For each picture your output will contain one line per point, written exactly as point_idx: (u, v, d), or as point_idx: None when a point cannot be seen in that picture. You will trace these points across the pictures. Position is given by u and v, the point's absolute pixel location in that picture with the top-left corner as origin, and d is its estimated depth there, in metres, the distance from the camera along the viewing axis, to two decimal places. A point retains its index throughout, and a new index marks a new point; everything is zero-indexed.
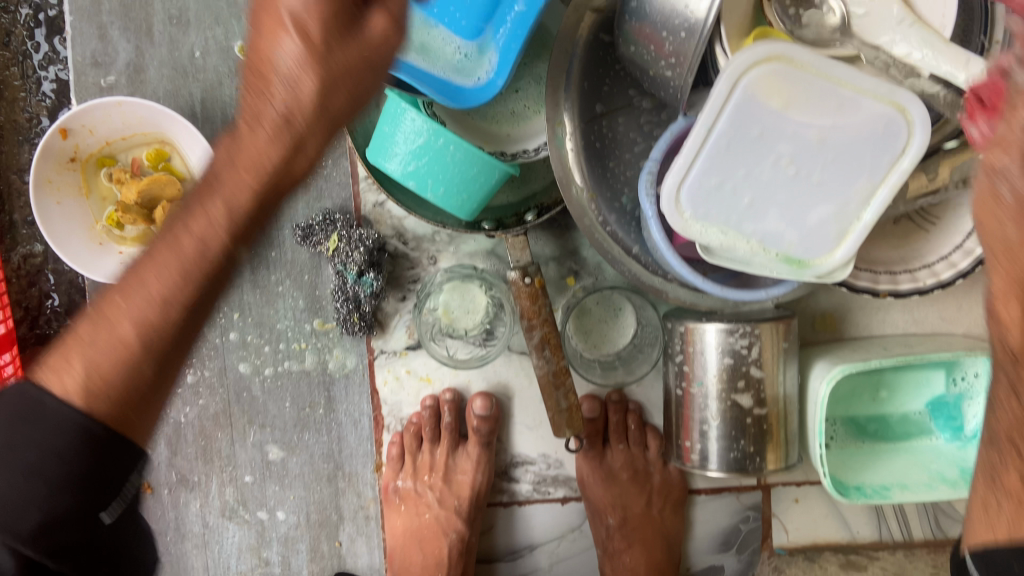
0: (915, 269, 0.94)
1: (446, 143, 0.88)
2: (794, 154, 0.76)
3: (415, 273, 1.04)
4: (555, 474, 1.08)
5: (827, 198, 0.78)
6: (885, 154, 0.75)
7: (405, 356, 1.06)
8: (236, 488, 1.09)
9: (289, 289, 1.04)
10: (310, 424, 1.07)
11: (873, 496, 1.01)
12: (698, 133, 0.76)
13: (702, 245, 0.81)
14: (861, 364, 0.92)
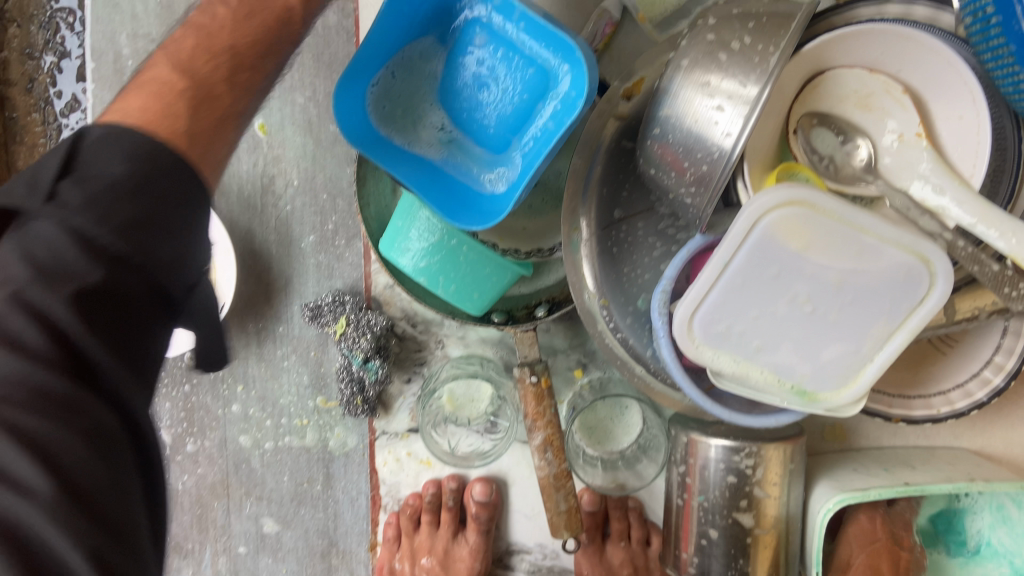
0: (929, 395, 0.93)
1: (460, 243, 0.88)
2: (810, 293, 0.75)
3: (422, 356, 1.04)
4: (550, 565, 1.08)
5: (843, 338, 0.77)
6: (905, 301, 0.74)
7: (406, 438, 1.05)
8: (229, 558, 1.08)
9: (294, 365, 1.04)
10: (307, 500, 1.06)
11: None
12: (713, 267, 0.75)
13: (713, 369, 0.81)
14: (861, 493, 0.91)
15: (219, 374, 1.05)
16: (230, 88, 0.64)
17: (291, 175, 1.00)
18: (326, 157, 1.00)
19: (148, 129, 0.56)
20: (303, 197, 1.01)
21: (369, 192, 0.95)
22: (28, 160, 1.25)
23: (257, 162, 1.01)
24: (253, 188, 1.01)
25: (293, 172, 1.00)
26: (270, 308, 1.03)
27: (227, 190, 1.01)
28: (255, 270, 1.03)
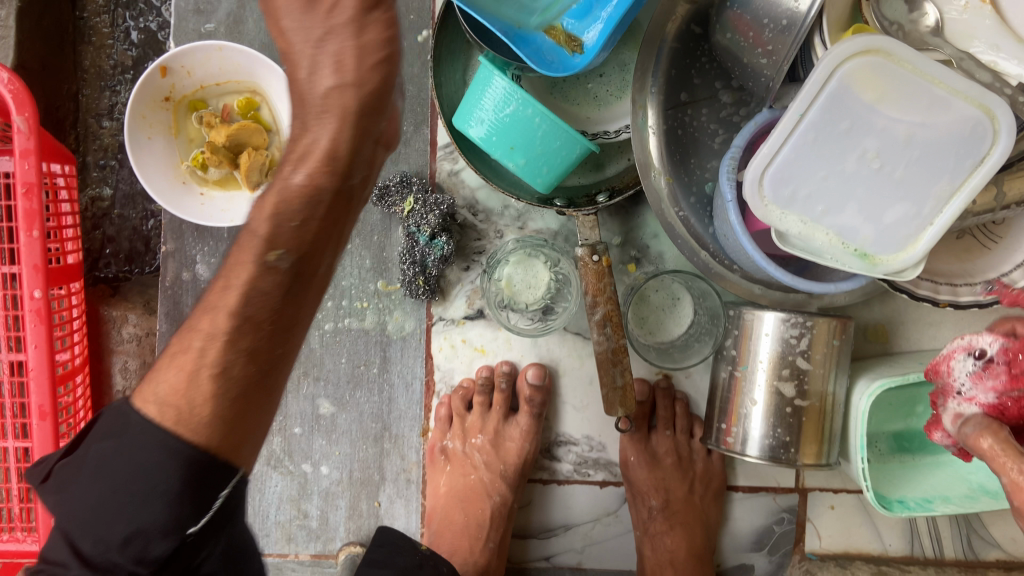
0: (976, 282, 0.99)
1: (534, 115, 0.90)
2: (880, 148, 0.79)
3: (481, 244, 1.07)
4: (597, 456, 1.10)
5: (907, 197, 0.81)
6: (969, 157, 0.78)
7: (462, 325, 1.08)
8: (284, 439, 1.11)
9: (357, 248, 1.07)
10: (363, 382, 1.09)
11: (916, 508, 1.02)
12: (788, 118, 0.79)
13: (779, 231, 0.84)
14: (903, 379, 0.96)
15: None
16: (263, 365, 0.64)
17: None
18: (399, 43, 1.04)
19: (138, 410, 0.62)
20: None
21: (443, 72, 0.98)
22: (95, 60, 1.29)
23: None
24: None
25: None
26: None
27: None
28: None
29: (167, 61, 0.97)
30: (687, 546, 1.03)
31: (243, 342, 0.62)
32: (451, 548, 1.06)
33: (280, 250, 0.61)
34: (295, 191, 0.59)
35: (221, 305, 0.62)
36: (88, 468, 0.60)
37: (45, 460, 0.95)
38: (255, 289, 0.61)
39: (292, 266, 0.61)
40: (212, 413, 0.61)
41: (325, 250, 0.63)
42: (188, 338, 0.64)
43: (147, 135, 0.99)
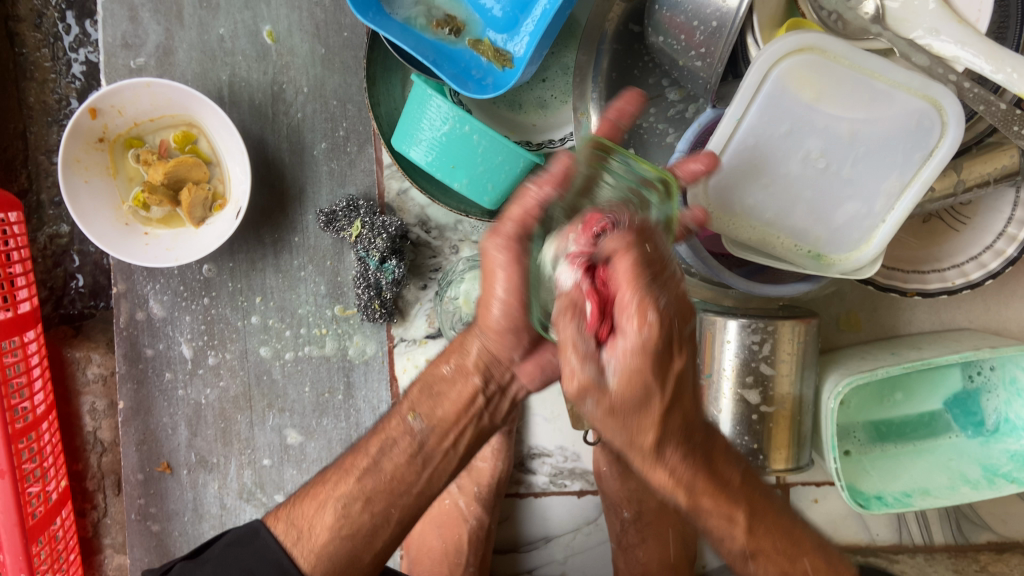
0: (944, 268, 0.95)
1: (471, 132, 0.87)
2: (824, 148, 0.75)
3: (437, 262, 1.04)
4: (572, 467, 1.08)
5: (857, 196, 0.78)
6: (918, 150, 0.75)
7: (424, 344, 1.06)
8: (254, 471, 1.09)
9: (311, 275, 1.05)
10: (329, 410, 1.08)
11: (894, 504, 1.00)
12: (726, 124, 0.75)
13: (729, 238, 0.81)
14: (868, 376, 0.92)
15: (236, 287, 1.05)
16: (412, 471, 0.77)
17: (300, 82, 1.01)
18: (335, 62, 1.01)
19: (269, 528, 0.78)
20: (313, 104, 1.02)
21: (379, 91, 0.95)
22: (39, 96, 1.19)
23: (266, 70, 1.01)
24: (263, 96, 1.01)
25: (302, 79, 1.01)
26: (285, 218, 1.04)
27: (236, 99, 1.01)
28: (268, 180, 1.03)
29: (95, 103, 0.94)
30: (660, 558, 1.04)
31: (377, 504, 0.76)
32: (431, 573, 1.04)
33: (417, 414, 0.78)
34: (473, 367, 0.76)
35: (362, 451, 0.79)
36: (206, 569, 0.77)
37: (8, 514, 0.98)
38: (396, 483, 0.76)
39: (423, 433, 0.77)
40: (324, 546, 0.75)
41: (447, 457, 0.78)
42: (329, 474, 0.79)
43: (84, 178, 0.96)
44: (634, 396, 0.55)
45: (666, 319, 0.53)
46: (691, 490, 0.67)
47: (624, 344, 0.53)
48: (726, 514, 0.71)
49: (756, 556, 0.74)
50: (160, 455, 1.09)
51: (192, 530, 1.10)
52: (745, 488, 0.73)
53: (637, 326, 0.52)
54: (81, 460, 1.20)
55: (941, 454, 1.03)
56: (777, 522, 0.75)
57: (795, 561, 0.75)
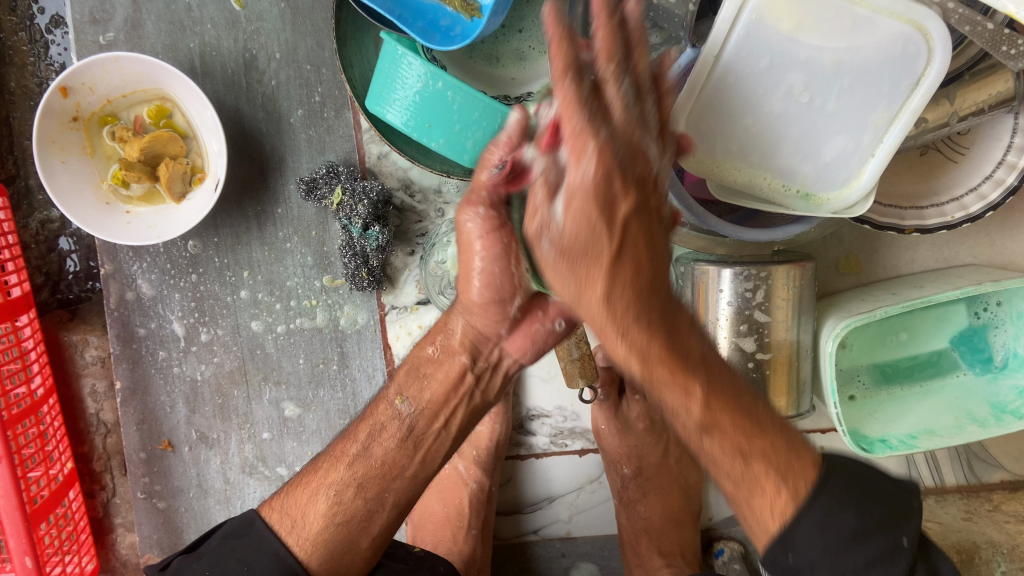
0: (942, 202, 0.92)
1: (446, 88, 0.84)
2: (806, 82, 0.72)
3: (423, 226, 1.03)
4: (571, 426, 1.07)
5: (843, 130, 0.75)
6: (905, 78, 0.71)
7: (416, 311, 1.05)
8: (255, 445, 1.09)
9: (297, 246, 1.03)
10: (324, 381, 1.07)
11: (899, 447, 0.97)
12: (703, 63, 0.73)
13: (714, 182, 0.78)
14: (867, 317, 0.90)
15: (223, 261, 1.04)
16: (404, 463, 0.77)
17: (272, 48, 0.99)
18: (306, 25, 0.98)
19: (262, 520, 0.76)
20: (287, 71, 0.99)
21: (351, 52, 0.93)
22: (21, 80, 1.16)
23: (236, 37, 0.98)
24: (236, 65, 0.99)
25: (274, 45, 0.99)
26: (266, 189, 1.02)
27: (209, 70, 0.99)
28: (247, 151, 1.01)
29: (65, 81, 0.92)
30: (664, 512, 1.03)
31: (370, 489, 0.76)
32: (435, 539, 1.03)
33: (405, 397, 0.78)
34: (459, 345, 0.78)
35: (352, 437, 0.79)
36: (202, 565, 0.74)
37: (9, 500, 0.99)
38: (390, 467, 0.77)
39: (411, 415, 0.78)
40: (320, 533, 0.74)
41: (439, 439, 0.79)
42: (320, 462, 0.79)
43: (61, 159, 0.95)
44: (574, 220, 0.55)
45: (607, 151, 0.52)
46: (644, 360, 0.62)
47: (577, 167, 0.53)
48: (679, 385, 0.63)
49: (711, 431, 0.65)
50: (160, 434, 1.09)
51: (198, 506, 1.11)
52: (704, 363, 0.65)
53: (584, 154, 0.52)
54: (86, 442, 1.21)
55: (948, 394, 1.01)
56: (731, 397, 0.65)
57: (753, 441, 0.65)
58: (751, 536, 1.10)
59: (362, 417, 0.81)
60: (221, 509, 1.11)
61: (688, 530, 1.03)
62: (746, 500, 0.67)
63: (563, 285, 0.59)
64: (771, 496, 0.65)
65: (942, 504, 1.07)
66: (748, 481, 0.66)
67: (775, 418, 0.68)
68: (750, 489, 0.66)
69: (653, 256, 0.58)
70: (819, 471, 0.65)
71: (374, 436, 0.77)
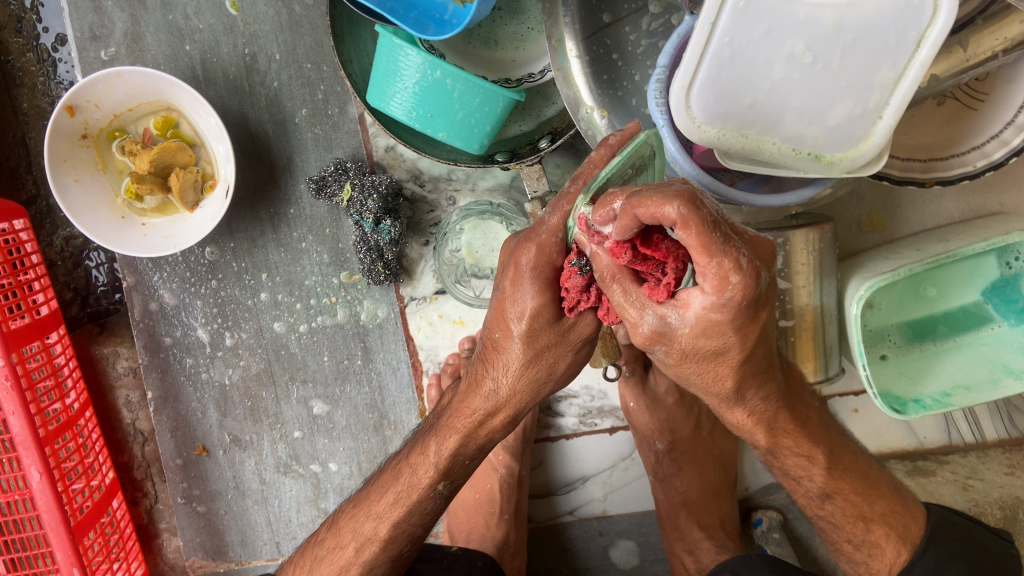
0: (962, 152, 0.90)
1: (444, 76, 0.83)
2: (809, 41, 0.71)
3: (435, 216, 1.02)
4: (599, 405, 1.07)
5: (850, 90, 0.73)
6: (911, 29, 0.69)
7: (435, 301, 1.05)
8: (288, 444, 1.10)
9: (312, 245, 1.04)
10: (350, 376, 1.08)
11: (934, 406, 0.96)
12: (701, 31, 0.72)
13: (721, 150, 0.78)
14: (891, 276, 0.88)
15: (241, 266, 1.05)
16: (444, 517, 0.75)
17: (271, 50, 0.99)
18: (302, 23, 0.98)
19: None
20: (288, 71, 0.99)
21: (349, 48, 0.93)
22: (33, 100, 1.17)
23: (235, 42, 0.99)
24: (237, 69, 0.99)
25: (273, 47, 0.99)
26: (277, 190, 1.03)
27: (211, 77, 1.00)
28: (255, 154, 1.02)
29: (71, 100, 0.92)
30: (700, 485, 1.01)
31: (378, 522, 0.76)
32: (469, 525, 1.04)
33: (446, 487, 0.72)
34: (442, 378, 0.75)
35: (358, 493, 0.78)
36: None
37: (53, 514, 1.01)
38: (417, 509, 0.73)
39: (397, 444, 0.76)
40: None
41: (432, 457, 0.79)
42: (345, 539, 0.78)
43: (74, 177, 0.96)
44: (715, 337, 0.51)
45: (755, 271, 0.44)
46: (770, 430, 0.66)
47: (702, 301, 0.47)
48: (804, 454, 0.70)
49: (834, 497, 0.73)
50: (195, 439, 1.11)
51: (237, 507, 1.13)
52: (821, 429, 0.72)
53: (731, 279, 0.44)
54: (125, 451, 1.24)
55: (981, 346, 0.98)
56: (854, 467, 0.73)
57: (872, 504, 0.74)
58: (789, 503, 1.08)
59: (370, 480, 0.80)
60: (260, 509, 1.13)
61: (725, 501, 1.02)
62: (864, 561, 0.76)
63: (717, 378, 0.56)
64: (891, 556, 0.74)
65: (984, 460, 1.04)
66: (866, 543, 0.75)
67: (867, 469, 0.75)
68: (870, 549, 0.75)
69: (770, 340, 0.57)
70: (924, 531, 0.76)
71: (394, 477, 0.75)
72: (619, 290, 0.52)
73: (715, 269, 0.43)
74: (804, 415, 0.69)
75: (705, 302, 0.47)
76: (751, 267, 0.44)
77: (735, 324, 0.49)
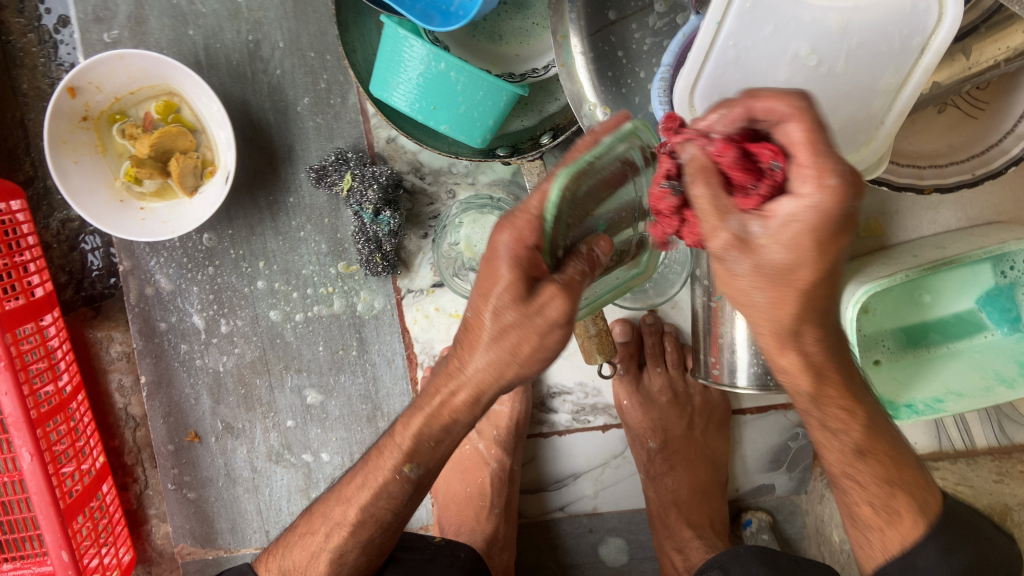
0: (961, 160, 0.90)
1: (448, 68, 0.83)
2: (813, 44, 0.71)
3: (434, 209, 1.02)
4: (593, 402, 1.07)
5: (852, 94, 0.74)
6: (915, 36, 0.70)
7: (432, 294, 1.05)
8: (280, 433, 1.11)
9: (310, 234, 1.04)
10: (345, 366, 1.08)
11: (926, 412, 0.95)
12: (706, 31, 0.71)
13: None
14: (888, 282, 0.88)
15: (238, 253, 1.04)
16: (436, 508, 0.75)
17: (275, 37, 0.99)
18: (307, 12, 0.98)
19: None
20: (291, 59, 0.99)
21: (353, 38, 0.92)
22: (33, 82, 1.16)
23: (239, 28, 0.98)
24: (240, 55, 0.99)
25: (277, 34, 0.98)
26: (277, 178, 1.02)
27: (214, 62, 0.99)
28: (256, 142, 1.02)
29: (72, 81, 0.92)
30: (691, 484, 1.02)
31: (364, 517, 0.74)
32: (459, 519, 1.03)
33: (412, 465, 0.71)
34: None
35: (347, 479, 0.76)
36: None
37: (42, 496, 1.01)
38: (410, 501, 0.73)
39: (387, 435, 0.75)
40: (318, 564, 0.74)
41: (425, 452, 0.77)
42: (333, 526, 0.78)
43: (73, 159, 0.96)
44: (789, 257, 0.48)
45: (856, 180, 0.45)
46: (819, 378, 0.64)
47: (795, 205, 0.46)
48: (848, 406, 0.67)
49: (868, 455, 0.69)
50: (187, 426, 1.11)
51: (228, 495, 1.13)
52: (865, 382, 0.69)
53: (827, 181, 0.44)
54: (117, 436, 1.24)
55: (973, 354, 0.99)
56: (890, 440, 0.71)
57: (899, 469, 0.70)
58: (779, 506, 1.09)
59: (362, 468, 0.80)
60: (250, 496, 1.13)
61: (716, 501, 1.02)
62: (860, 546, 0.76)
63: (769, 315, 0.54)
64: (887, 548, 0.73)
65: (974, 467, 1.05)
66: (885, 508, 0.69)
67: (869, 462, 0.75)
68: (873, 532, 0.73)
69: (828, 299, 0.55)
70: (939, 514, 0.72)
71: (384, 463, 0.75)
72: (708, 196, 0.47)
73: (818, 168, 0.44)
74: (849, 367, 0.67)
75: (793, 211, 0.46)
76: (851, 176, 0.45)
77: (817, 239, 0.47)
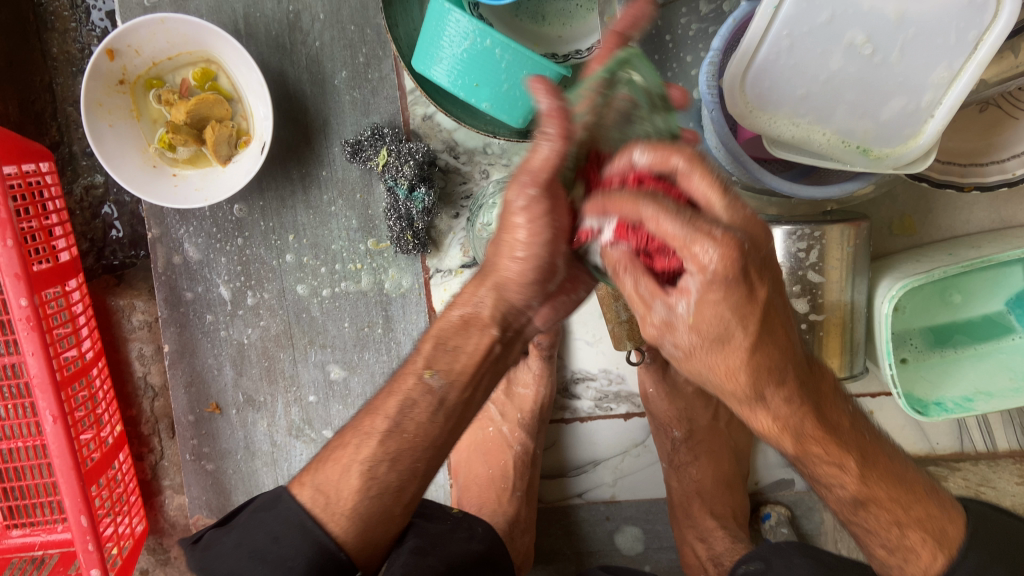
0: (1002, 159, 0.89)
1: (493, 45, 0.82)
2: (868, 34, 0.70)
3: (467, 188, 1.02)
4: (617, 390, 1.07)
5: (904, 87, 0.73)
6: (972, 30, 0.69)
7: (460, 274, 1.05)
8: (301, 408, 1.10)
9: (341, 209, 1.03)
10: (369, 344, 1.07)
11: (956, 410, 0.96)
12: (763, 14, 0.71)
13: (772, 138, 0.78)
14: (924, 278, 0.88)
15: (268, 225, 1.04)
16: None
17: (316, 9, 0.98)
18: None
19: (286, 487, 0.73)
20: (331, 32, 0.99)
21: (396, 12, 0.92)
22: (63, 46, 1.15)
23: None
24: (280, 25, 0.99)
25: (318, 6, 0.98)
26: (311, 151, 1.02)
27: (253, 32, 0.99)
28: (292, 114, 1.01)
29: (111, 44, 0.91)
30: (715, 474, 1.01)
31: (404, 462, 0.69)
32: (479, 500, 1.02)
33: (434, 371, 0.69)
34: (489, 318, 0.68)
35: (379, 411, 0.71)
36: (233, 537, 0.72)
37: (64, 460, 1.01)
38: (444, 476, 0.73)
39: (443, 390, 0.70)
40: (353, 508, 0.69)
41: (469, 405, 0.73)
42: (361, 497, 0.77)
43: (108, 122, 0.95)
44: (718, 329, 0.54)
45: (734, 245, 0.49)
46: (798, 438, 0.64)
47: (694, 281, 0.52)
48: (836, 462, 0.65)
49: (868, 503, 0.67)
50: (208, 397, 1.11)
51: (246, 467, 1.12)
52: (855, 433, 0.67)
53: (708, 250, 0.49)
54: (134, 406, 1.23)
55: (1001, 355, 0.99)
56: (888, 471, 0.68)
57: (907, 508, 0.67)
58: (797, 500, 1.09)
59: None
60: (268, 470, 1.12)
61: (738, 492, 1.02)
62: (897, 568, 0.69)
63: (737, 364, 0.56)
64: (927, 562, 0.66)
65: (995, 469, 1.05)
66: (901, 548, 0.68)
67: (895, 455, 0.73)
68: (905, 554, 0.68)
69: (785, 336, 0.58)
70: (965, 535, 0.67)
71: None
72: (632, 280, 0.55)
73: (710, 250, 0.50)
74: (834, 419, 0.65)
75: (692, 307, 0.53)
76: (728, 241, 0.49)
77: (729, 309, 0.52)
